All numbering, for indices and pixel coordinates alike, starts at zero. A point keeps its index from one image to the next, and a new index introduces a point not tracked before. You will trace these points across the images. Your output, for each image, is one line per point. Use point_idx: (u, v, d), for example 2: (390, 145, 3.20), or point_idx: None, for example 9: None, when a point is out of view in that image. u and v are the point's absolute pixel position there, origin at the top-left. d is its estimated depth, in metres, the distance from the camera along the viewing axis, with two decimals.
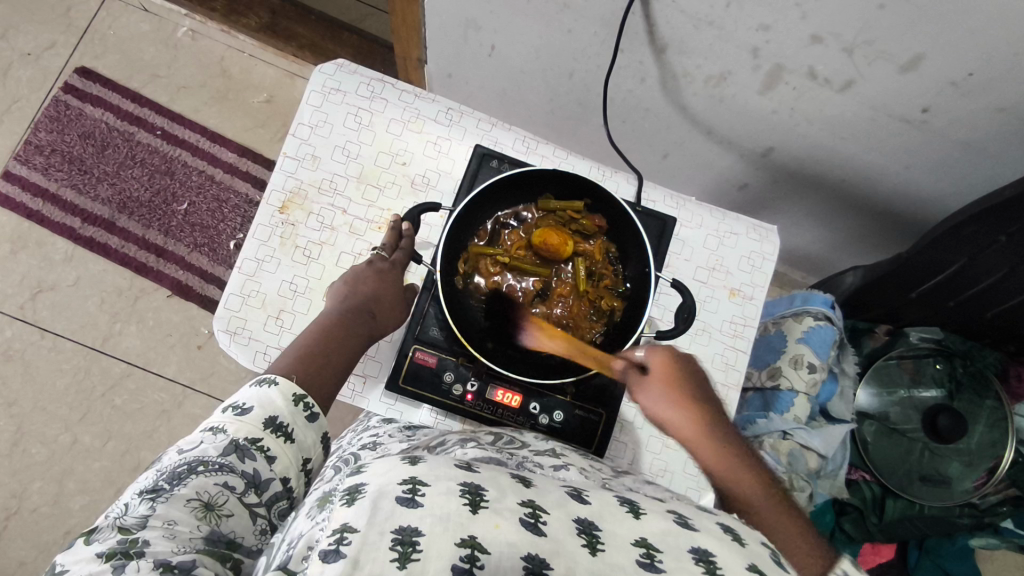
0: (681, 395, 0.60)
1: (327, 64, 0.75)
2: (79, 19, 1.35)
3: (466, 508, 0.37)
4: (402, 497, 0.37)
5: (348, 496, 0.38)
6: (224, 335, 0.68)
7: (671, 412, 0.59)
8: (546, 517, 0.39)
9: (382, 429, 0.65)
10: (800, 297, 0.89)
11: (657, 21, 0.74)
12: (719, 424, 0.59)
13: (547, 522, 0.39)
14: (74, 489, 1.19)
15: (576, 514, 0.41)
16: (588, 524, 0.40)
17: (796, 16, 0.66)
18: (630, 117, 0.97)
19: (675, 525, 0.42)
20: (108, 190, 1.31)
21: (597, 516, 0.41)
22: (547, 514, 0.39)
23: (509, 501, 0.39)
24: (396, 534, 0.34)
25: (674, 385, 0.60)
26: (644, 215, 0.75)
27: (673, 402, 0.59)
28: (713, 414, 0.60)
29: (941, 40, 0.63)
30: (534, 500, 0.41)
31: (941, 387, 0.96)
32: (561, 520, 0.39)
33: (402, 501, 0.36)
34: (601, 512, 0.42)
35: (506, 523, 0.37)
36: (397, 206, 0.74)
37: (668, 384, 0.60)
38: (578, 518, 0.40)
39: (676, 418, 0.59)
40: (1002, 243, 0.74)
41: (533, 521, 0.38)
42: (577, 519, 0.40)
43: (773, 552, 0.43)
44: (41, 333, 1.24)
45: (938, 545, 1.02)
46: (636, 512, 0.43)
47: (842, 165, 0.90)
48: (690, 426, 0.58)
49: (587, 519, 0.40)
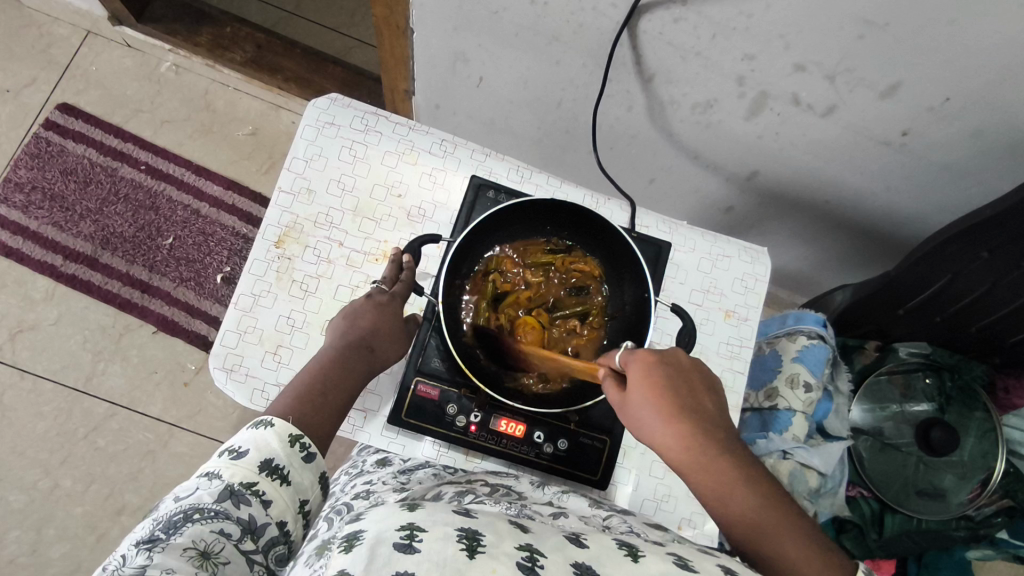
0: (675, 418, 0.54)
1: (320, 99, 0.76)
2: (60, 56, 1.35)
3: (463, 553, 0.37)
4: (398, 544, 0.36)
5: (345, 542, 0.38)
6: (221, 373, 0.67)
7: (664, 436, 0.54)
8: (543, 560, 0.39)
9: (377, 475, 0.63)
10: (792, 317, 0.91)
11: (644, 52, 0.76)
12: (716, 435, 0.54)
13: (544, 565, 0.38)
14: (55, 536, 1.15)
15: (575, 558, 0.40)
16: (586, 568, 0.40)
17: (779, 46, 0.68)
18: (618, 143, 0.98)
19: (673, 567, 0.42)
20: (90, 227, 1.28)
21: (595, 561, 0.40)
22: (544, 558, 0.39)
23: (506, 545, 0.39)
24: None
25: (664, 401, 0.54)
26: (639, 241, 0.77)
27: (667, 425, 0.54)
28: (705, 423, 0.55)
29: (917, 69, 0.65)
30: (531, 544, 0.40)
31: (932, 402, 0.98)
32: (558, 564, 0.39)
33: (399, 547, 0.36)
34: (599, 556, 0.41)
35: (503, 568, 0.37)
36: (394, 238, 0.74)
37: (661, 402, 0.54)
38: (576, 562, 0.40)
39: (671, 440, 0.54)
40: (984, 259, 0.76)
41: (530, 564, 0.38)
42: (575, 563, 0.40)
43: None
44: (20, 374, 1.21)
45: (937, 560, 1.02)
46: (634, 556, 0.42)
47: (825, 186, 0.93)
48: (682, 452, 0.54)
49: (586, 565, 0.40)
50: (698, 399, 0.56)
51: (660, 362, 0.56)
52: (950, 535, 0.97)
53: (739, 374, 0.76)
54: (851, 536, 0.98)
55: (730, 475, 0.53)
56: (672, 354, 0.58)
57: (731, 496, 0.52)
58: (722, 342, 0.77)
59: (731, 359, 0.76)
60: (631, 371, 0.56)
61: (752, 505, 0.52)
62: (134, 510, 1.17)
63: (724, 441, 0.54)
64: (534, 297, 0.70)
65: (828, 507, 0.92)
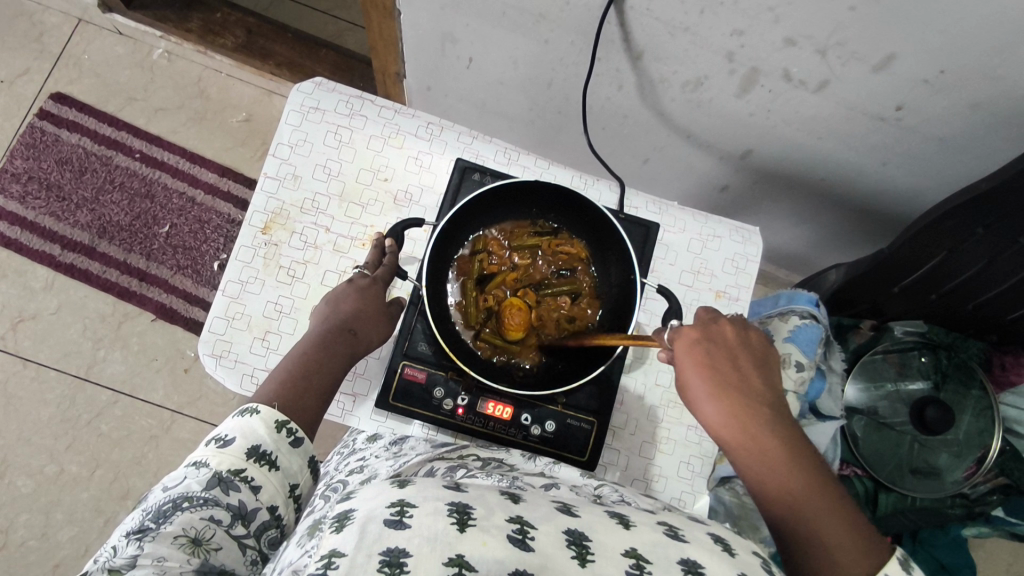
0: (714, 385, 0.55)
1: (305, 83, 0.76)
2: (53, 45, 1.34)
3: (453, 527, 0.37)
4: (389, 520, 0.36)
5: (337, 522, 0.38)
6: (210, 359, 0.68)
7: (708, 405, 0.55)
8: (534, 533, 0.38)
9: (369, 451, 0.64)
10: (785, 297, 0.91)
11: (632, 29, 0.74)
12: (764, 409, 0.54)
13: (535, 537, 0.38)
14: (62, 521, 1.17)
15: (566, 527, 0.40)
16: (579, 536, 0.39)
17: (769, 20, 0.67)
18: (610, 123, 0.97)
19: (664, 536, 0.41)
20: (87, 216, 1.29)
21: (587, 527, 0.40)
22: (535, 530, 0.39)
23: (496, 518, 0.39)
24: (385, 555, 0.34)
25: (708, 370, 0.56)
26: (628, 222, 0.76)
27: (708, 392, 0.55)
28: (753, 397, 0.55)
29: (909, 41, 0.64)
30: (522, 516, 0.40)
31: (928, 379, 0.97)
32: (550, 534, 0.38)
33: (390, 524, 0.36)
34: (592, 523, 0.41)
35: (492, 540, 0.36)
36: (380, 222, 0.74)
37: (700, 369, 0.56)
38: (568, 529, 0.40)
39: (713, 409, 0.55)
40: (979, 236, 0.75)
41: (520, 537, 0.38)
42: (566, 531, 0.39)
43: (764, 560, 0.43)
44: (23, 363, 1.22)
45: (932, 537, 1.03)
46: (626, 524, 0.42)
47: (820, 164, 0.92)
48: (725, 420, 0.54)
49: (577, 531, 0.40)
50: (747, 372, 0.56)
51: (710, 334, 0.57)
52: (945, 512, 0.99)
53: None
54: None
55: (775, 445, 0.52)
56: (724, 324, 0.58)
57: (772, 467, 0.52)
58: None
59: None
60: (680, 345, 0.57)
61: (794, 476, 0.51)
62: (138, 495, 1.19)
63: (775, 416, 0.54)
64: (521, 277, 0.70)
65: None
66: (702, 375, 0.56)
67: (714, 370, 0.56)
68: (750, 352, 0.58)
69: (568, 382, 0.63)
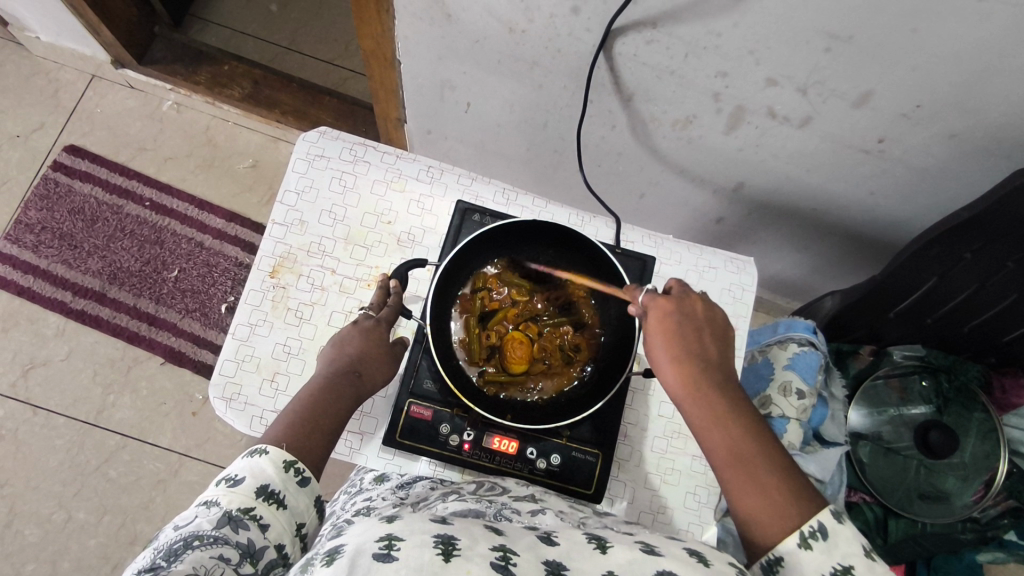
0: (677, 352, 0.59)
1: (310, 133, 0.79)
2: (67, 100, 1.39)
3: (438, 558, 0.37)
4: (377, 554, 0.37)
5: (327, 557, 0.39)
6: (220, 402, 0.69)
7: (667, 371, 0.59)
8: (516, 559, 0.39)
9: (375, 492, 0.64)
10: (783, 325, 0.92)
11: (621, 73, 0.78)
12: (717, 377, 0.59)
13: (517, 564, 0.39)
14: (69, 568, 1.16)
15: (545, 556, 0.41)
16: (557, 565, 0.40)
17: (751, 63, 0.70)
18: (605, 161, 1.00)
19: (640, 554, 0.43)
20: (98, 262, 1.32)
21: (566, 556, 0.41)
22: (518, 556, 0.40)
23: (480, 547, 0.40)
24: None
25: (670, 340, 0.60)
26: (624, 257, 0.78)
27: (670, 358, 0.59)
28: (709, 365, 0.59)
29: (885, 78, 0.67)
30: (505, 544, 0.41)
31: (929, 404, 0.98)
32: (530, 562, 0.39)
33: (377, 557, 0.37)
34: (570, 551, 0.42)
35: (477, 568, 0.37)
36: (384, 263, 0.76)
37: (664, 336, 0.60)
38: (548, 559, 0.41)
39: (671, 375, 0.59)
40: (967, 260, 0.77)
41: (503, 563, 0.39)
42: (546, 561, 0.40)
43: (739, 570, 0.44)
44: (33, 410, 1.23)
45: (946, 564, 1.02)
46: (602, 547, 0.43)
47: (810, 195, 0.94)
48: (680, 385, 0.59)
49: (556, 561, 0.40)
50: (709, 344, 0.60)
51: (678, 308, 0.61)
52: (957, 538, 0.98)
53: None
54: None
55: (724, 409, 0.57)
56: (693, 300, 0.62)
57: (718, 431, 0.56)
58: None
59: None
60: (652, 314, 0.61)
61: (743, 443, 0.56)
62: (145, 541, 1.19)
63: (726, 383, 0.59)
64: (521, 312, 0.72)
65: None
66: (666, 343, 0.60)
67: (677, 337, 0.60)
68: (715, 327, 0.62)
69: (573, 416, 0.65)
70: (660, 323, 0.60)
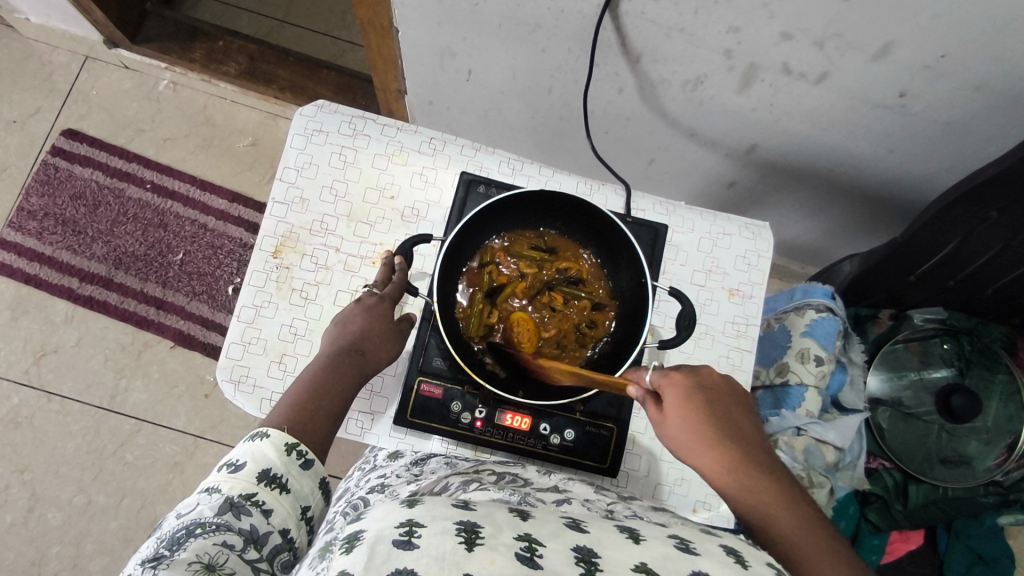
0: (707, 433, 0.54)
1: (307, 107, 0.76)
2: (62, 82, 1.37)
3: (461, 546, 0.36)
4: (398, 541, 0.36)
5: (347, 543, 0.38)
6: (228, 385, 0.68)
7: (697, 453, 0.54)
8: (542, 550, 0.38)
9: (389, 470, 0.63)
10: (800, 291, 0.91)
11: (628, 32, 0.74)
12: (750, 454, 0.54)
13: (544, 554, 0.37)
14: (93, 550, 1.18)
15: (574, 543, 0.39)
16: (587, 552, 0.39)
17: (764, 16, 0.66)
18: (613, 126, 0.97)
19: (674, 549, 0.41)
20: (103, 248, 1.31)
21: (596, 542, 0.40)
22: (543, 547, 0.38)
23: (504, 536, 0.38)
24: None
25: (698, 419, 0.54)
26: (635, 226, 0.76)
27: (698, 440, 0.54)
28: (741, 443, 0.54)
29: (906, 29, 0.63)
30: (530, 533, 0.39)
31: (951, 367, 0.97)
32: (558, 550, 0.38)
33: (399, 544, 0.36)
34: (599, 538, 0.41)
35: (501, 559, 0.36)
36: (389, 240, 0.75)
37: (686, 415, 0.54)
38: (576, 546, 0.39)
39: (704, 459, 0.54)
40: (993, 219, 0.74)
41: (528, 555, 0.37)
42: (575, 548, 0.39)
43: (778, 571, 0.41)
44: (47, 397, 1.24)
45: (967, 527, 1.02)
46: (635, 539, 0.42)
47: (827, 155, 0.91)
48: (716, 470, 0.53)
49: (586, 547, 0.39)
50: (732, 414, 0.56)
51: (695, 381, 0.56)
52: (979, 501, 0.98)
53: (747, 353, 0.75)
54: (875, 509, 1.00)
55: (764, 488, 0.52)
56: (709, 371, 0.57)
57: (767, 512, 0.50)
58: (729, 320, 0.76)
59: (738, 338, 0.75)
60: (670, 393, 0.56)
61: (791, 520, 0.50)
62: None
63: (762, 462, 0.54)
64: (532, 285, 0.70)
65: (846, 481, 0.92)
66: (692, 424, 0.54)
67: (702, 415, 0.54)
68: (732, 398, 0.57)
69: (585, 391, 0.64)
70: (677, 401, 0.55)
